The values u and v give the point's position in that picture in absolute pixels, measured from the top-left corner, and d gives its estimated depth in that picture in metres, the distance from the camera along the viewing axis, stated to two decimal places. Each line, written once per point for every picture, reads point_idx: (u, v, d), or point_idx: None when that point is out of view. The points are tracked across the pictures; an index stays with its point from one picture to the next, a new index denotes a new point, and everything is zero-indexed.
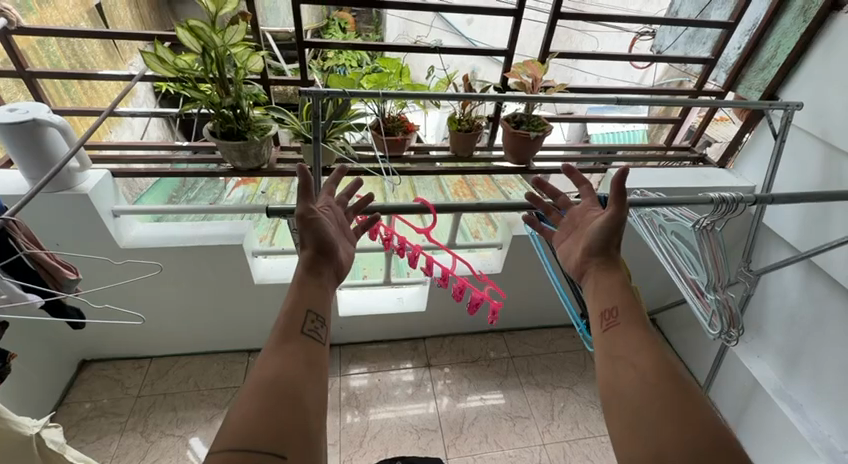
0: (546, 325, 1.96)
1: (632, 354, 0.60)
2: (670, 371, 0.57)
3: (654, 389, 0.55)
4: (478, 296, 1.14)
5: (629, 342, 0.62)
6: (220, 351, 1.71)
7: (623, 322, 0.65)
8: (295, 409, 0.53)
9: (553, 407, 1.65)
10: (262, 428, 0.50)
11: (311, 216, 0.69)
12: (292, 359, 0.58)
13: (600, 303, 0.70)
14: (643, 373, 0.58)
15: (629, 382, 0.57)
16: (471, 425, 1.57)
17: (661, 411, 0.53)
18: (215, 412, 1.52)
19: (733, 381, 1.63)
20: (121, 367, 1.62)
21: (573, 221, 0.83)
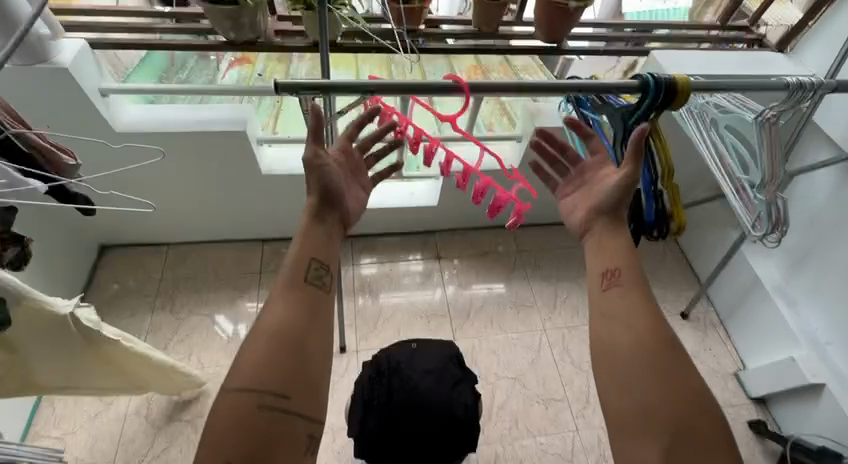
0: (557, 221, 1.96)
1: (632, 318, 0.68)
2: (662, 341, 0.66)
3: (649, 355, 0.65)
4: (502, 198, 1.09)
5: (627, 307, 0.69)
6: (234, 239, 1.73)
7: (623, 285, 0.71)
8: (301, 358, 0.62)
9: (556, 298, 1.74)
10: (269, 375, 0.60)
11: (318, 163, 0.71)
12: (295, 308, 0.66)
13: (606, 262, 0.74)
14: (638, 341, 0.66)
15: (626, 344, 0.66)
16: (478, 311, 1.67)
17: (650, 378, 0.63)
18: (237, 294, 1.60)
19: (734, 278, 1.67)
20: (140, 251, 1.67)
21: (583, 175, 0.83)
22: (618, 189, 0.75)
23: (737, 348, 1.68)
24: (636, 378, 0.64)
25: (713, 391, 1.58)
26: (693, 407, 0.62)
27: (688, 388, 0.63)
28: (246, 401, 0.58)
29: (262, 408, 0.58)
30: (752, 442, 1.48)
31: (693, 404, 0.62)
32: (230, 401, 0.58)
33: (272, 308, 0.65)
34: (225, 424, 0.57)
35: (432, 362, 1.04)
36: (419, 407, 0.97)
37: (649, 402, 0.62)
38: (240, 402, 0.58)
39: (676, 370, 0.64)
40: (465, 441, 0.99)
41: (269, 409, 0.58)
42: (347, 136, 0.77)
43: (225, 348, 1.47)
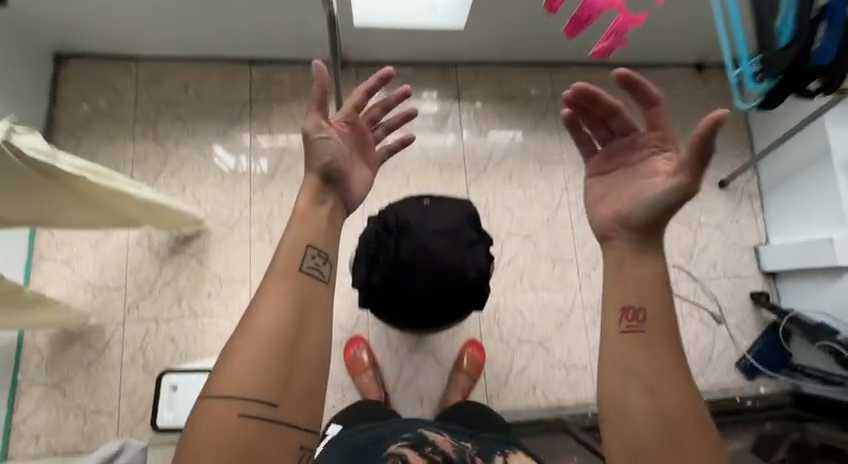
0: (606, 62, 1.61)
1: (657, 373, 0.59)
2: (686, 406, 0.57)
3: (676, 422, 0.57)
4: (588, 13, 0.87)
5: (647, 361, 0.59)
6: (215, 57, 1.44)
7: (646, 334, 0.60)
8: (293, 370, 0.59)
9: None
10: (256, 383, 0.57)
11: (320, 135, 0.65)
12: (281, 311, 0.60)
13: (626, 294, 0.62)
14: (654, 404, 0.57)
15: (645, 409, 0.58)
16: (497, 164, 1.50)
17: (667, 446, 0.56)
18: (226, 126, 1.41)
19: (797, 148, 1.45)
20: (105, 64, 1.40)
21: (622, 153, 0.66)
22: (668, 199, 0.60)
23: (766, 222, 1.58)
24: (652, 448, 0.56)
25: (726, 262, 1.54)
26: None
27: (709, 461, 0.55)
28: (230, 411, 0.56)
29: (246, 418, 0.56)
30: (747, 310, 1.51)
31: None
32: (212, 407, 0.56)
33: (261, 306, 0.60)
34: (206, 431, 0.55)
35: (444, 221, 0.93)
36: (425, 267, 0.90)
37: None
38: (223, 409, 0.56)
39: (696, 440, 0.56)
40: (471, 302, 0.96)
41: (258, 420, 0.56)
42: (356, 102, 0.71)
43: (220, 186, 1.37)
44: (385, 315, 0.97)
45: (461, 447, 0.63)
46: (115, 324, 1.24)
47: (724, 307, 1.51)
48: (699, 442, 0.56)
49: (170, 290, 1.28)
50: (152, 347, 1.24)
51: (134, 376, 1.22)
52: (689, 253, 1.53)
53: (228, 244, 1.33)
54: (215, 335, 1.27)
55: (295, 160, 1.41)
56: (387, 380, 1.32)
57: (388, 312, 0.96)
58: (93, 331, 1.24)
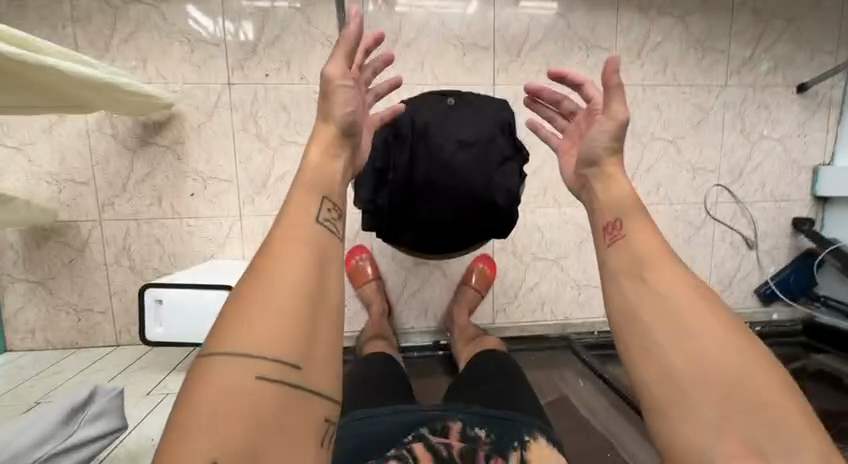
0: None
1: (651, 265, 0.58)
2: (694, 293, 0.55)
3: (684, 304, 0.54)
4: None
5: (641, 265, 0.58)
6: None
7: (631, 240, 0.60)
8: (311, 323, 0.50)
9: (645, 42, 1.24)
10: (268, 338, 0.48)
11: (344, 85, 0.62)
12: (295, 258, 0.53)
13: (605, 213, 0.65)
14: (657, 301, 0.55)
15: (646, 299, 0.56)
16: (533, 49, 1.21)
17: (682, 338, 0.52)
18: None
19: None
20: None
21: (577, 128, 0.74)
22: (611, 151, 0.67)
23: (838, 139, 1.35)
24: (662, 342, 0.53)
25: (777, 183, 1.36)
26: (746, 366, 0.50)
27: (730, 339, 0.52)
28: (240, 373, 0.46)
29: (262, 379, 0.46)
30: (784, 237, 1.39)
31: (745, 362, 0.50)
32: (216, 368, 0.46)
33: (271, 258, 0.53)
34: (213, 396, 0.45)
35: (474, 127, 0.74)
36: (447, 184, 0.73)
37: (692, 359, 0.51)
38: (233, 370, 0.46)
39: (713, 325, 0.52)
40: (494, 227, 0.81)
41: (273, 380, 0.47)
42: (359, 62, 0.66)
43: (190, 60, 1.10)
44: (393, 238, 0.84)
45: (471, 436, 0.62)
46: (92, 221, 1.12)
47: (761, 232, 1.38)
48: (719, 329, 0.52)
49: (147, 186, 1.13)
50: (136, 247, 1.14)
51: (122, 276, 1.14)
52: (739, 170, 1.34)
53: (207, 135, 1.13)
54: (203, 239, 1.16)
55: (281, 29, 1.11)
56: (390, 291, 1.26)
57: (397, 234, 0.82)
58: (68, 227, 1.12)
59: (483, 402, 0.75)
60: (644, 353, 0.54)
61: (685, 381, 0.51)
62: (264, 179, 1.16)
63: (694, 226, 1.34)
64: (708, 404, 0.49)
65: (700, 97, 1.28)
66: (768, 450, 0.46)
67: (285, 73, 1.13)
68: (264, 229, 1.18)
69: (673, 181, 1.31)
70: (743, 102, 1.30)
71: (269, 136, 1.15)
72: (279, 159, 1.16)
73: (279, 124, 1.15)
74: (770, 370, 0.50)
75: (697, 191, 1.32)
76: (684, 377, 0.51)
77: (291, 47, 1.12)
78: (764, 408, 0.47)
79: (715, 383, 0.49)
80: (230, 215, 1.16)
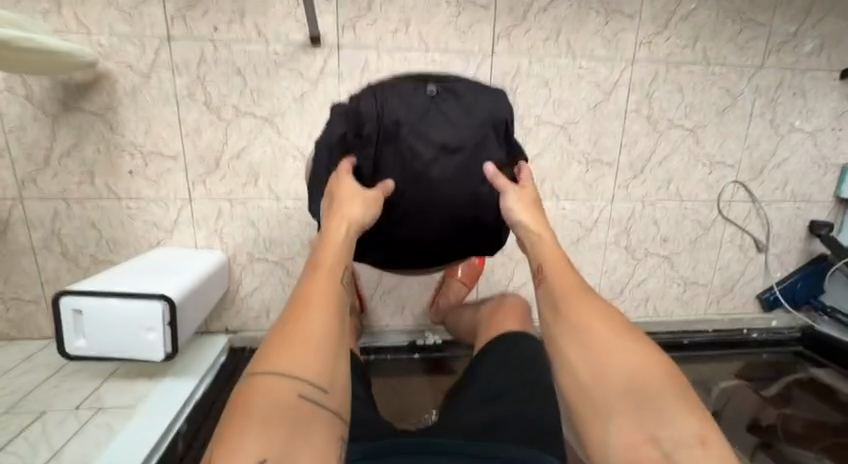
0: None
1: (571, 300, 0.54)
2: (607, 322, 0.52)
3: (600, 335, 0.51)
4: None
5: (556, 298, 0.55)
6: None
7: (549, 275, 0.57)
8: (343, 351, 0.49)
9: (676, 9, 1.04)
10: (312, 359, 0.46)
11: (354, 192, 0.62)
12: (329, 293, 0.51)
13: (531, 260, 0.61)
14: (566, 327, 0.53)
15: (568, 337, 0.52)
16: (542, 10, 1.00)
17: (592, 362, 0.49)
18: None
19: None
20: None
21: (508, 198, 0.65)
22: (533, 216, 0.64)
23: None
24: (584, 379, 0.49)
25: (800, 181, 1.22)
26: (653, 374, 0.48)
27: (632, 352, 0.49)
28: (283, 390, 0.43)
29: (303, 400, 0.43)
30: (798, 241, 1.27)
31: (651, 370, 0.48)
32: (262, 383, 0.44)
33: (310, 288, 0.51)
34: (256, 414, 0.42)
35: (459, 129, 0.62)
36: (425, 198, 0.62)
37: (609, 391, 0.47)
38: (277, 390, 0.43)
39: (618, 342, 0.50)
40: (471, 245, 0.69)
41: (307, 400, 0.44)
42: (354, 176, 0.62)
43: (117, 6, 0.89)
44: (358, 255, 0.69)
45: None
46: (11, 201, 0.95)
47: (774, 234, 1.26)
48: (621, 344, 0.50)
49: (74, 161, 0.95)
50: (68, 231, 0.99)
51: (54, 263, 1.00)
52: (761, 165, 1.19)
53: (143, 101, 0.94)
54: (147, 224, 1.00)
55: None
56: (364, 287, 1.13)
57: (362, 251, 0.68)
58: None
59: (473, 415, 0.67)
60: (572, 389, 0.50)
61: (595, 399, 0.48)
62: (216, 157, 0.99)
63: (702, 227, 1.21)
64: (611, 414, 0.46)
65: (729, 79, 1.11)
66: (663, 440, 0.43)
67: (239, 27, 0.92)
68: (218, 215, 1.02)
69: (687, 176, 1.16)
70: (777, 88, 1.13)
71: (220, 106, 0.96)
72: (234, 133, 0.98)
73: (232, 91, 0.96)
74: (670, 372, 0.48)
75: (712, 188, 1.18)
76: (593, 395, 0.48)
77: None
78: (661, 411, 0.45)
79: (635, 415, 0.45)
80: (177, 198, 1.00)
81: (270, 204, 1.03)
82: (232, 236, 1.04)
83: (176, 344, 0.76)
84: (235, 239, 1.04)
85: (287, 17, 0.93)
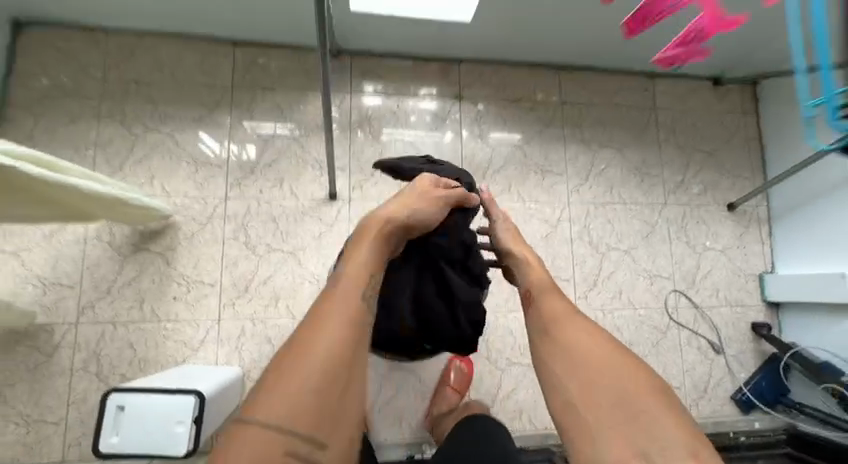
0: (620, 69, 1.50)
1: (562, 320, 0.63)
2: (597, 340, 0.58)
3: (593, 351, 0.57)
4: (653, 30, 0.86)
5: (543, 318, 0.65)
6: (195, 35, 1.29)
7: (540, 302, 0.68)
8: (349, 393, 0.49)
9: (591, 168, 1.46)
10: (303, 407, 0.46)
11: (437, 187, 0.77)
12: (335, 331, 0.51)
13: (523, 289, 0.74)
14: (556, 349, 0.60)
15: (559, 352, 0.59)
16: (496, 172, 1.40)
17: (580, 374, 0.55)
18: (203, 113, 1.28)
19: (812, 175, 1.36)
20: (68, 34, 1.25)
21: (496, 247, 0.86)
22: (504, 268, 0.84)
23: (773, 250, 1.50)
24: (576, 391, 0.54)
25: (729, 289, 1.47)
26: (634, 387, 0.52)
27: (623, 366, 0.54)
28: (269, 445, 0.44)
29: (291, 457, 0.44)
30: (747, 342, 1.44)
31: (633, 383, 0.52)
32: (251, 435, 0.44)
33: (312, 327, 0.51)
34: (290, 369, 0.48)
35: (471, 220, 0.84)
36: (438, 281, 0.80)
37: (603, 402, 0.52)
38: (312, 353, 0.49)
39: (605, 359, 0.55)
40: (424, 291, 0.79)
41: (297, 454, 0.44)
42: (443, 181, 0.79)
43: (193, 178, 1.25)
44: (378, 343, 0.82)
45: None
46: (68, 325, 1.13)
47: (724, 337, 1.43)
48: (610, 362, 0.55)
49: (131, 291, 1.17)
50: (107, 352, 1.13)
51: (86, 383, 1.11)
52: (691, 277, 1.45)
53: (197, 243, 1.22)
54: (178, 343, 1.16)
55: (278, 154, 1.29)
56: None
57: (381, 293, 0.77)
58: (41, 331, 1.12)
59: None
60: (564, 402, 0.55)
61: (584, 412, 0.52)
62: (246, 284, 1.22)
63: (659, 331, 1.40)
64: (599, 428, 0.50)
65: (645, 213, 1.46)
66: (651, 452, 0.47)
67: (278, 189, 1.28)
68: (240, 332, 1.19)
69: (633, 287, 1.41)
70: (683, 218, 1.48)
71: (256, 244, 1.24)
72: (264, 264, 1.23)
73: (267, 233, 1.25)
74: (660, 389, 0.52)
75: (656, 296, 1.42)
76: (583, 408, 0.53)
77: (285, 168, 1.29)
78: (645, 423, 0.49)
79: (626, 425, 0.49)
80: (207, 319, 1.18)
81: (286, 321, 1.21)
82: (250, 352, 1.19)
83: (198, 440, 0.86)
84: (252, 355, 1.18)
85: (313, 182, 1.30)
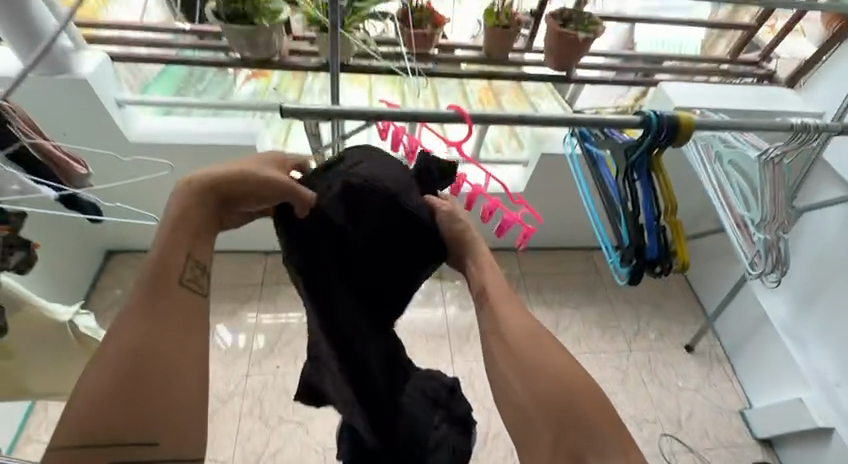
0: (562, 247, 1.94)
1: (516, 329, 0.47)
2: (557, 355, 0.45)
3: (547, 367, 0.43)
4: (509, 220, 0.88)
5: (498, 329, 0.48)
6: (238, 251, 1.73)
7: (494, 303, 0.50)
8: (163, 374, 0.39)
9: (558, 324, 1.72)
10: (87, 415, 0.37)
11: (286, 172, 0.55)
12: (143, 319, 0.41)
13: (474, 282, 0.55)
14: (509, 350, 0.46)
15: (507, 366, 0.45)
16: (477, 334, 1.66)
17: (534, 392, 0.43)
18: (237, 306, 1.60)
19: (741, 313, 1.63)
20: (144, 256, 1.68)
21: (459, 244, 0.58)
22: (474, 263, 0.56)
23: (743, 386, 1.63)
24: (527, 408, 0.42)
25: (716, 428, 1.53)
26: (585, 404, 0.41)
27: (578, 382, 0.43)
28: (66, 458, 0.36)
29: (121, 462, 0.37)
30: None
31: (585, 400, 0.41)
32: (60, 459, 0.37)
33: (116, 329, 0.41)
34: (81, 392, 0.38)
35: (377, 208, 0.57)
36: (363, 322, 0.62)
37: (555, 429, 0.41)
38: (98, 374, 0.38)
39: (561, 361, 0.44)
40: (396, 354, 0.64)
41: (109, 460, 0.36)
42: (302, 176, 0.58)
43: (222, 360, 1.48)
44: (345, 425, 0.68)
45: None
46: None
47: None
48: (568, 376, 0.43)
49: None
50: None
51: None
52: (676, 420, 1.54)
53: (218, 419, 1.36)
54: None
55: (294, 334, 1.55)
56: None
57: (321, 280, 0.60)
58: None
59: None
60: (517, 421, 0.43)
61: (532, 418, 0.42)
62: (258, 457, 1.30)
63: None
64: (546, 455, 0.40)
65: (615, 360, 1.65)
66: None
67: (293, 364, 1.49)
68: None
69: None
70: (650, 362, 1.66)
71: (270, 416, 1.38)
72: (276, 436, 1.34)
73: (280, 405, 1.41)
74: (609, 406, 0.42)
75: (648, 441, 1.47)
76: (529, 410, 0.42)
77: (299, 345, 1.54)
78: (593, 438, 0.40)
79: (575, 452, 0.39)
80: None
81: None
82: None
83: None
84: None
85: None
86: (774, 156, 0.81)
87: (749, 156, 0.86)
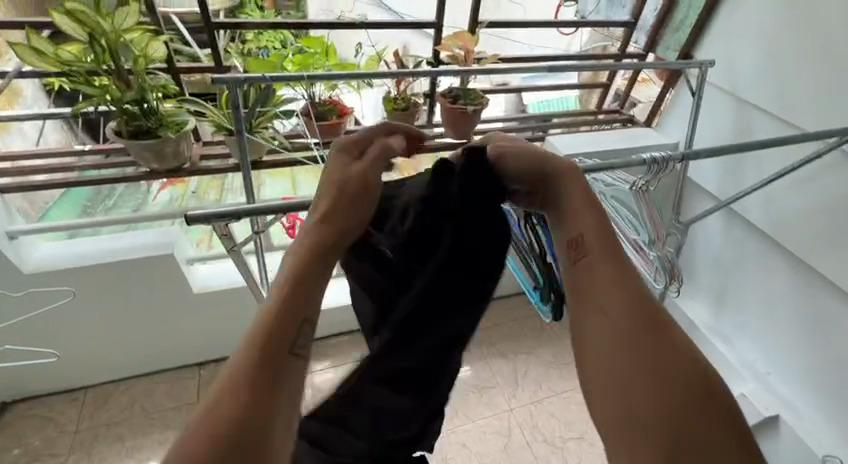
0: (506, 295, 1.99)
1: (619, 291, 0.39)
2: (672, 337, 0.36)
3: (663, 350, 0.35)
4: None
5: (597, 291, 0.39)
6: (166, 370, 1.56)
7: (594, 258, 0.41)
8: None
9: (517, 373, 1.72)
10: None
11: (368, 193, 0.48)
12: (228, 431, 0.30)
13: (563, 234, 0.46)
14: (611, 316, 0.37)
15: (605, 339, 0.37)
16: None
17: (636, 373, 0.34)
18: (170, 434, 1.40)
19: None
20: (50, 401, 1.45)
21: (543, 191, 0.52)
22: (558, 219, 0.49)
23: None
24: (627, 391, 0.34)
25: None
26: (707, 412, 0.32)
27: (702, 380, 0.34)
28: None
29: None
30: None
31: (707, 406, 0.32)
32: None
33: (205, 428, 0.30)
34: None
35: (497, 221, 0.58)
36: None
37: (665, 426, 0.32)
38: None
39: (679, 349, 0.35)
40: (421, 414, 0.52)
41: None
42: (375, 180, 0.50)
43: None
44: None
45: None
46: None
47: None
48: (687, 371, 0.34)
49: None
50: None
51: None
52: None
53: None
54: None
55: None
56: None
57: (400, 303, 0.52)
58: None
59: None
60: (608, 398, 0.34)
61: (641, 425, 0.32)
62: None
63: None
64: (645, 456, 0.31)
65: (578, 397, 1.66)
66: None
67: None
68: None
69: None
70: None
71: None
72: None
73: None
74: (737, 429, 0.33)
75: None
76: (636, 413, 0.33)
77: None
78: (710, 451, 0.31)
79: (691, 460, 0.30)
80: None
81: None
82: None
83: None
84: None
85: None
86: (641, 185, 0.95)
87: (623, 189, 1.00)
